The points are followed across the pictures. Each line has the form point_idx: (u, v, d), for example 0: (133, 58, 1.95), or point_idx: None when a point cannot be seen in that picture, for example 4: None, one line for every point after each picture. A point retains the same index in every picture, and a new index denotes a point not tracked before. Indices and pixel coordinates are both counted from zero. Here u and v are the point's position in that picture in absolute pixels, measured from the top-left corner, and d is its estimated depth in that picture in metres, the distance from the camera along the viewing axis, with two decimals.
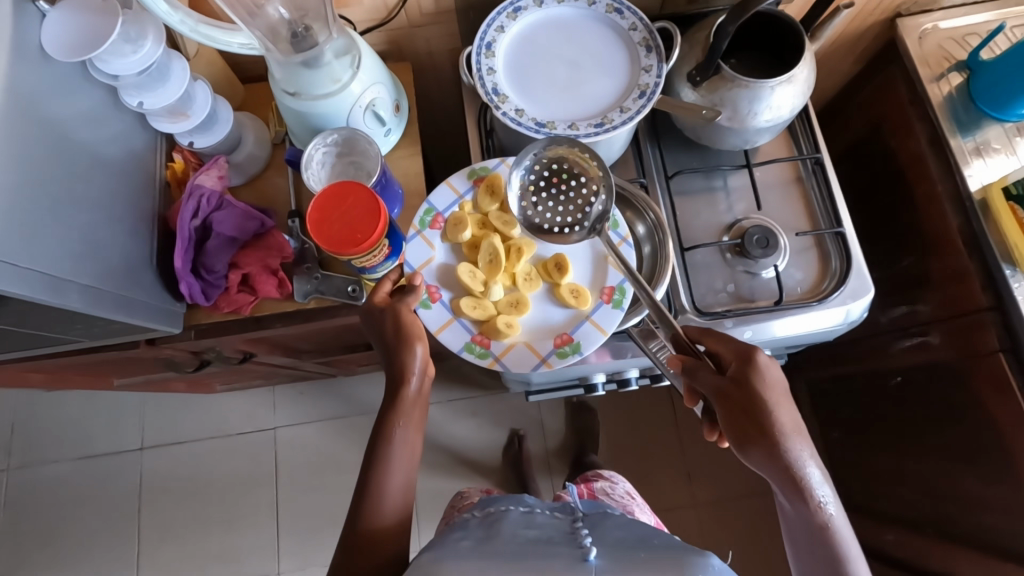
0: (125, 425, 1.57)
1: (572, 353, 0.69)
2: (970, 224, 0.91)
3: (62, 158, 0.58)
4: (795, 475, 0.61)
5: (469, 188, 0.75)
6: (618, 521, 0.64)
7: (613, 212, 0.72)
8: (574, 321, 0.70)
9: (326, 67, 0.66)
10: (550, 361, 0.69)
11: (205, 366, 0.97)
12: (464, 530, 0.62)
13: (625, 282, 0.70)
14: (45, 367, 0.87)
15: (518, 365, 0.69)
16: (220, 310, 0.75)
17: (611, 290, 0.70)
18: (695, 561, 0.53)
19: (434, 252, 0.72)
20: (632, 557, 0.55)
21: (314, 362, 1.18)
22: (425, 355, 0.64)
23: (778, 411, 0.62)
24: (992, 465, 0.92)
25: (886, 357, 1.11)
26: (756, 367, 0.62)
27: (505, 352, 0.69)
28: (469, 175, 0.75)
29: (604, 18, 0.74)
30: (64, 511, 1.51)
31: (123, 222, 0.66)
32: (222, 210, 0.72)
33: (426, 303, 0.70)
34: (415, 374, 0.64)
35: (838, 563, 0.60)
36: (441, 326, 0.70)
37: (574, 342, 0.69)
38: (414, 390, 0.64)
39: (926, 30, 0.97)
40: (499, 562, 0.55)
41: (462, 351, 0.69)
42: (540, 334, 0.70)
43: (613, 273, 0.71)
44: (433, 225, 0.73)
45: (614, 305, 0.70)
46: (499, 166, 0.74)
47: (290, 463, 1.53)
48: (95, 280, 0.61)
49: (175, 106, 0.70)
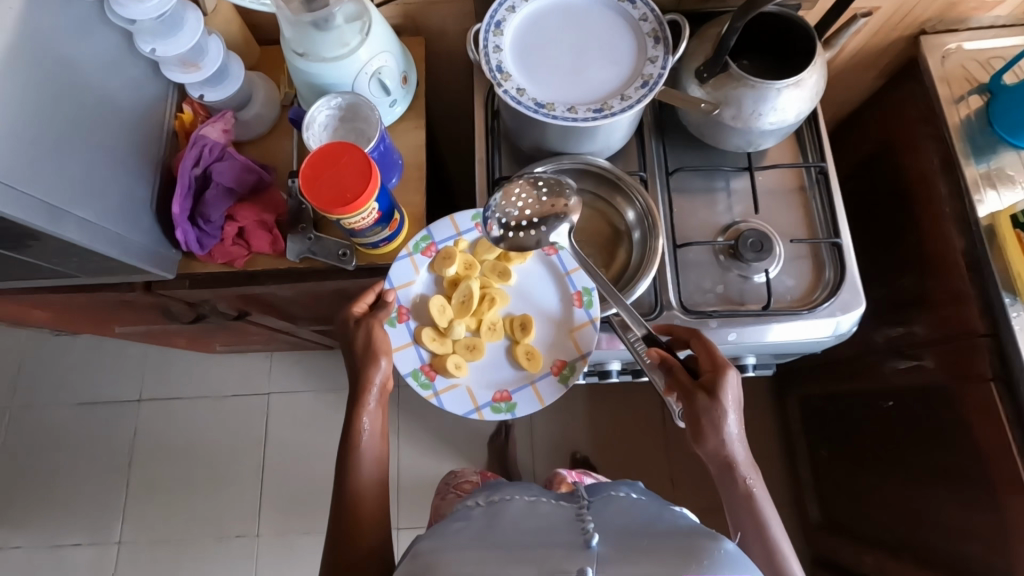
0: (126, 376, 1.61)
1: (502, 411, 0.77)
2: (975, 248, 0.90)
3: (73, 94, 0.60)
4: (732, 463, 0.68)
5: (470, 229, 0.79)
6: (621, 508, 0.61)
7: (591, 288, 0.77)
8: (518, 381, 0.78)
9: (335, 31, 0.69)
10: (483, 411, 0.76)
11: (201, 319, 0.99)
12: (465, 520, 0.59)
13: (577, 361, 0.76)
14: (47, 303, 0.90)
15: (453, 404, 0.76)
16: (214, 260, 0.77)
17: (562, 366, 0.77)
18: (706, 545, 0.51)
19: (416, 278, 0.78)
20: (636, 544, 0.53)
21: (310, 330, 1.20)
22: (388, 369, 0.73)
23: (734, 418, 0.67)
24: (977, 497, 0.90)
25: (880, 380, 1.09)
26: (725, 379, 0.66)
27: (444, 389, 0.76)
28: (472, 218, 0.79)
29: (616, 7, 0.75)
30: (60, 453, 1.56)
31: (128, 164, 0.68)
32: (222, 162, 0.74)
33: (393, 322, 0.77)
34: (373, 388, 0.72)
35: (769, 549, 0.65)
36: (400, 346, 0.77)
37: (511, 401, 0.77)
38: (373, 403, 0.72)
39: (950, 50, 0.96)
40: (499, 553, 0.52)
41: (408, 376, 0.76)
42: (483, 382, 0.78)
43: (570, 348, 0.77)
44: (424, 255, 0.78)
45: (559, 378, 0.77)
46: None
47: (281, 429, 1.56)
48: (93, 215, 0.63)
49: (187, 56, 0.72)
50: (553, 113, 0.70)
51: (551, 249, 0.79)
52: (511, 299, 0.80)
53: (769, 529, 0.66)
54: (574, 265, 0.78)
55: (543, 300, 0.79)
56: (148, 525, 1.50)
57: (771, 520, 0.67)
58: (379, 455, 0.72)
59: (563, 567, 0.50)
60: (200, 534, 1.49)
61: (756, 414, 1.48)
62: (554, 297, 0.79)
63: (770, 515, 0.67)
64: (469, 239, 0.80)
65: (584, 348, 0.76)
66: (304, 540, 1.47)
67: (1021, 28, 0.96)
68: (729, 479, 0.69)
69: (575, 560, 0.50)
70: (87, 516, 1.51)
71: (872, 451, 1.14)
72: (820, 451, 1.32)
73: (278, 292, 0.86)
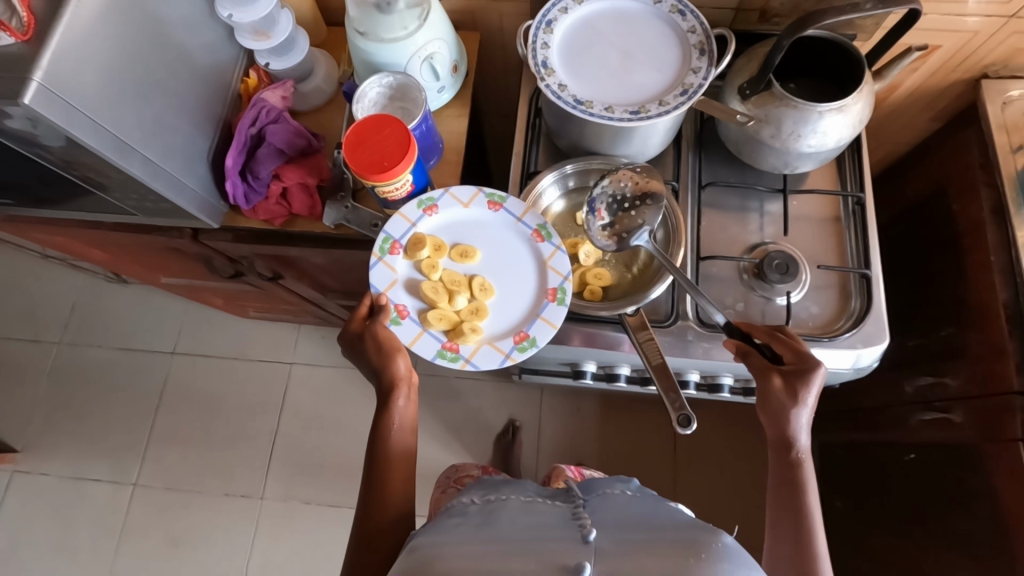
0: (166, 329, 1.70)
1: (529, 348, 0.73)
2: (1018, 301, 0.86)
3: (155, 46, 0.67)
4: (790, 442, 0.71)
5: (421, 217, 0.78)
6: (620, 502, 0.62)
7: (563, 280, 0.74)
8: (528, 319, 0.74)
9: (395, 14, 0.74)
10: (513, 356, 0.72)
11: (239, 277, 1.05)
12: (462, 516, 0.61)
13: (565, 281, 0.74)
14: (106, 241, 0.98)
15: (485, 364, 0.72)
16: (256, 217, 0.83)
17: (554, 290, 0.74)
18: (708, 543, 0.51)
19: (397, 274, 0.76)
20: (635, 541, 0.53)
21: (337, 305, 1.24)
22: (408, 364, 0.75)
23: (806, 407, 0.70)
24: (994, 563, 0.86)
25: (902, 431, 1.04)
26: (805, 374, 0.69)
27: (472, 353, 0.73)
28: (419, 205, 0.78)
29: (666, 17, 0.78)
30: (95, 391, 1.66)
31: (193, 115, 0.74)
32: (276, 124, 0.79)
33: (395, 321, 0.74)
34: (401, 382, 0.74)
35: (800, 512, 0.69)
36: (414, 338, 0.73)
37: (531, 337, 0.73)
38: (403, 399, 0.75)
39: (1012, 97, 0.93)
40: (498, 549, 0.53)
41: (435, 359, 0.72)
42: (501, 333, 0.74)
43: (552, 276, 0.75)
44: (393, 253, 0.76)
45: (556, 303, 0.74)
46: (445, 196, 0.78)
47: (298, 399, 1.61)
48: (156, 156, 0.68)
49: (260, 26, 0.78)
50: (590, 111, 0.73)
51: (494, 204, 0.78)
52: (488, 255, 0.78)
53: (806, 497, 0.70)
54: (522, 210, 0.78)
55: (514, 251, 0.78)
56: (164, 472, 1.57)
57: (812, 504, 0.70)
58: (406, 440, 0.76)
59: (562, 562, 0.51)
60: (209, 488, 1.55)
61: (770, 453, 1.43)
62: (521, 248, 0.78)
63: (811, 491, 0.70)
64: (425, 225, 0.78)
65: (564, 271, 0.75)
66: (305, 510, 1.51)
67: None
68: (782, 453, 0.72)
69: (574, 555, 0.51)
70: (110, 456, 1.59)
71: (888, 505, 1.09)
72: (834, 501, 1.26)
73: (311, 258, 0.91)
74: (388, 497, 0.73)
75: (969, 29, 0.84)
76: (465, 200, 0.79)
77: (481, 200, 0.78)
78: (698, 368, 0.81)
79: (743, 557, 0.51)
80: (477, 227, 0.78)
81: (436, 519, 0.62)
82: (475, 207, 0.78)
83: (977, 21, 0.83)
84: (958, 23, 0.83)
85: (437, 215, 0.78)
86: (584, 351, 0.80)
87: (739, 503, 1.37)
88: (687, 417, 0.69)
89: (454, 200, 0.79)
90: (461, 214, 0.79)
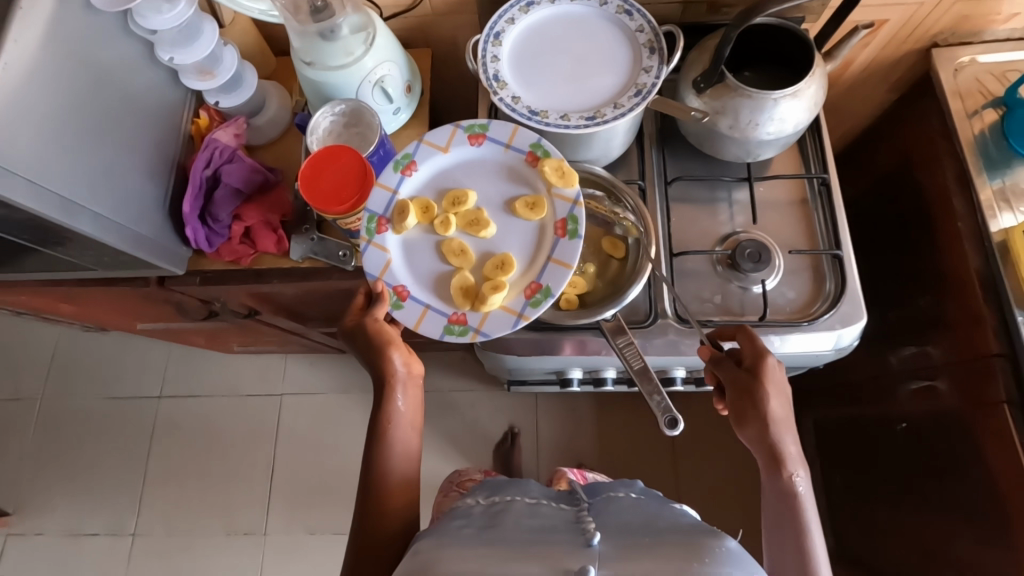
0: (150, 372, 1.67)
1: (545, 298, 0.64)
2: (989, 266, 0.87)
3: (92, 96, 0.65)
4: (777, 454, 0.69)
5: (400, 179, 0.71)
6: (626, 506, 0.62)
7: (573, 212, 0.66)
8: (538, 268, 0.66)
9: (340, 41, 0.73)
10: (527, 314, 0.64)
11: (214, 316, 1.04)
12: (466, 518, 0.60)
13: (575, 209, 0.66)
14: (73, 295, 0.96)
15: (500, 331, 0.65)
16: (221, 258, 0.81)
17: (563, 222, 0.67)
18: (708, 545, 0.51)
19: (388, 254, 0.68)
20: (637, 541, 0.53)
21: (319, 332, 1.23)
22: (404, 355, 0.74)
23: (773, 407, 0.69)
24: (992, 526, 0.86)
25: (893, 401, 1.05)
26: (763, 370, 0.69)
27: (483, 321, 0.65)
28: (394, 167, 0.71)
29: (614, 18, 0.77)
30: (83, 444, 1.62)
31: (144, 164, 0.72)
32: (231, 164, 0.78)
33: (397, 304, 0.67)
34: (399, 381, 0.74)
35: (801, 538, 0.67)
36: (419, 320, 0.66)
37: (545, 287, 0.64)
38: (402, 394, 0.75)
39: (964, 63, 0.94)
40: (501, 548, 0.53)
41: (444, 336, 0.65)
42: (513, 288, 0.66)
43: (559, 205, 0.68)
44: (381, 232, 0.68)
45: (568, 237, 0.66)
46: (420, 148, 0.72)
47: (292, 429, 1.59)
48: (107, 211, 0.66)
49: (204, 65, 0.76)
50: (547, 120, 0.72)
51: (476, 137, 0.72)
52: (490, 201, 0.70)
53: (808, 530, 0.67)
54: (509, 135, 0.71)
55: (507, 185, 0.71)
56: (162, 518, 1.54)
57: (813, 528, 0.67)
58: (407, 465, 0.74)
59: (563, 564, 0.50)
60: (210, 529, 1.52)
61: None
62: (513, 184, 0.71)
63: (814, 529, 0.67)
64: (406, 189, 0.71)
65: (572, 195, 0.67)
66: (309, 541, 1.49)
67: None
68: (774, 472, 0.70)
69: (577, 557, 0.51)
70: (105, 508, 1.56)
71: (885, 476, 1.10)
72: (834, 475, 1.27)
73: (285, 292, 0.89)
74: (387, 518, 0.71)
75: (914, 1, 0.85)
76: (444, 144, 0.72)
77: (460, 136, 0.72)
78: (682, 365, 0.82)
79: (746, 561, 0.51)
80: (461, 175, 0.71)
81: (439, 522, 0.62)
82: (456, 147, 0.72)
83: None
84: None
85: (417, 172, 0.71)
86: (569, 357, 0.81)
87: (741, 487, 1.38)
88: (673, 419, 0.70)
89: (432, 147, 0.72)
90: (444, 160, 0.72)
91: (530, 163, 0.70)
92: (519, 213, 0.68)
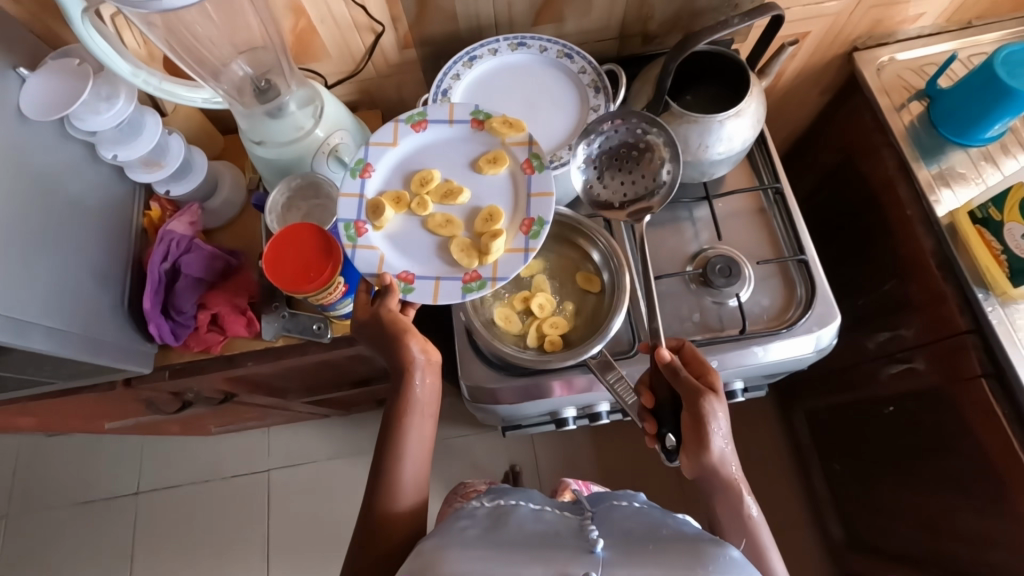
0: (124, 469, 1.58)
1: (542, 228, 0.65)
2: (943, 247, 0.91)
3: (34, 206, 0.62)
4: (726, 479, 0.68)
5: (361, 181, 0.70)
6: (628, 516, 0.61)
7: (537, 155, 0.68)
8: (524, 206, 0.67)
9: (289, 117, 0.72)
10: (533, 247, 0.65)
11: (188, 406, 0.99)
12: (470, 518, 0.58)
13: (534, 148, 0.69)
14: (32, 408, 0.90)
15: (515, 270, 0.64)
16: (190, 349, 0.78)
17: (529, 161, 0.68)
18: (711, 552, 0.50)
19: (379, 248, 0.68)
20: (641, 547, 0.52)
21: (301, 402, 1.18)
22: (422, 340, 0.68)
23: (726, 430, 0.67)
24: (991, 498, 0.88)
25: (877, 385, 1.08)
26: (717, 386, 0.69)
27: (495, 269, 0.65)
28: (352, 173, 0.70)
29: (556, 62, 0.81)
30: (57, 558, 1.51)
31: (98, 266, 0.69)
32: (190, 253, 0.75)
33: (407, 289, 0.66)
34: (417, 368, 0.68)
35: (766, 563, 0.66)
36: (436, 293, 0.65)
37: (538, 219, 0.66)
38: (420, 381, 0.68)
39: (884, 62, 1.00)
40: (508, 552, 0.51)
41: (466, 297, 0.65)
42: (509, 231, 0.66)
43: (518, 150, 0.69)
44: (362, 234, 0.67)
45: (537, 172, 0.68)
46: (371, 149, 0.71)
47: (284, 505, 1.52)
48: (63, 323, 0.63)
49: (150, 157, 0.74)
50: None
51: (420, 123, 0.72)
52: (455, 172, 0.71)
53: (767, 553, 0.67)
54: (448, 112, 0.72)
55: (465, 151, 0.72)
56: None
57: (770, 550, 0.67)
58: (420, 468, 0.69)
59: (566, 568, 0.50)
60: None
61: (763, 430, 1.47)
62: (469, 148, 0.72)
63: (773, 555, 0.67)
64: (371, 188, 0.70)
65: (526, 139, 0.70)
66: None
67: (949, 33, 1.00)
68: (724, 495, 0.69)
69: (579, 563, 0.50)
70: None
71: (882, 460, 1.12)
72: (833, 465, 1.28)
73: (262, 372, 0.86)
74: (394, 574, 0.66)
75: (829, 12, 0.91)
76: (392, 136, 0.72)
77: (404, 128, 0.72)
78: None
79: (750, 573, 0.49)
80: (419, 160, 0.72)
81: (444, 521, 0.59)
82: (404, 138, 0.72)
83: (834, 4, 0.89)
84: (820, 9, 0.90)
85: (377, 170, 0.71)
86: (560, 398, 0.80)
87: None
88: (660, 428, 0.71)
89: (383, 142, 0.72)
90: (399, 152, 0.72)
91: (475, 129, 0.72)
92: (484, 171, 0.69)
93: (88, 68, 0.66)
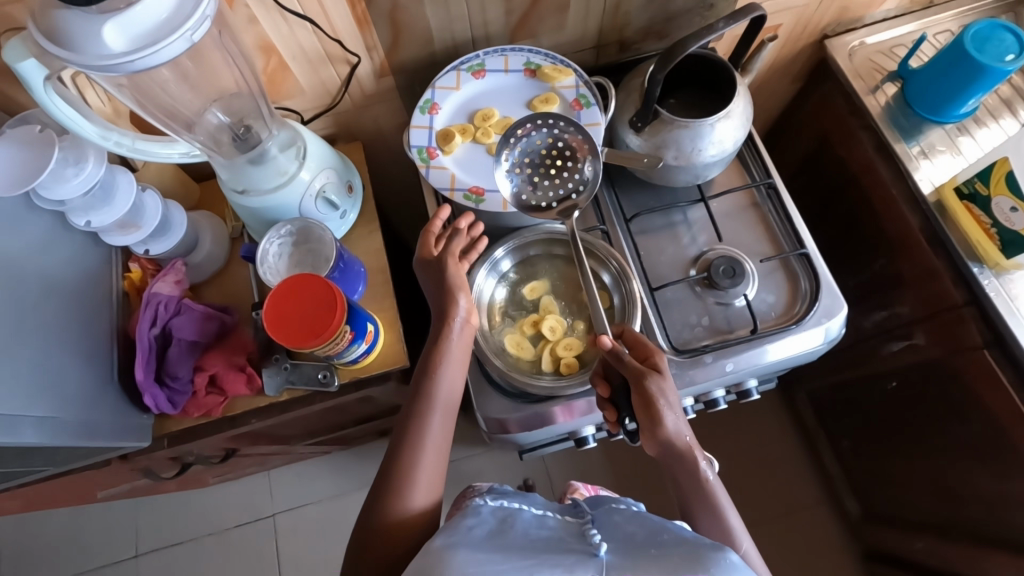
0: (120, 532, 1.50)
1: None
2: (930, 223, 0.92)
3: (9, 290, 0.58)
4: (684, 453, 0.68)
5: (430, 118, 0.81)
6: (629, 519, 0.59)
7: (582, 94, 0.80)
8: None
9: (271, 161, 0.69)
10: None
11: (188, 468, 0.94)
12: (476, 516, 0.57)
13: (581, 90, 0.80)
14: (20, 494, 0.84)
15: None
16: (189, 416, 0.74)
17: (578, 101, 0.80)
18: (712, 557, 0.47)
19: (449, 168, 0.80)
20: (644, 553, 0.51)
21: (304, 446, 1.14)
22: (468, 304, 0.70)
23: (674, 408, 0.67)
24: (1005, 463, 0.89)
25: (878, 362, 1.09)
26: (662, 367, 0.68)
27: None
28: (422, 110, 0.81)
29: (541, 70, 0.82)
30: None
31: (83, 342, 0.65)
32: (181, 315, 0.72)
33: (478, 200, 0.78)
34: (456, 322, 0.69)
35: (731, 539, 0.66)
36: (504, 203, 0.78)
37: None
38: (458, 331, 0.69)
39: (854, 47, 1.01)
40: (513, 555, 0.50)
41: None
42: None
43: (566, 93, 0.81)
44: (433, 157, 0.80)
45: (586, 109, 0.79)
46: (436, 93, 0.81)
47: (293, 550, 1.46)
48: (55, 410, 0.59)
49: (125, 218, 0.70)
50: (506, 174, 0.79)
51: (477, 73, 0.82)
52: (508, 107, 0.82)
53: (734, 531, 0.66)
54: (503, 63, 0.82)
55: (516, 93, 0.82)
56: None
57: (736, 526, 0.67)
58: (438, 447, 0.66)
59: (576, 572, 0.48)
60: None
61: (767, 415, 1.48)
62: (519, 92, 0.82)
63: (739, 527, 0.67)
64: (439, 123, 0.81)
65: (573, 82, 0.81)
66: None
67: (912, 14, 1.02)
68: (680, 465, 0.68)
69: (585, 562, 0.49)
70: None
71: (890, 435, 1.13)
72: (841, 443, 1.30)
73: (266, 426, 0.82)
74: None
75: (797, 5, 0.92)
76: (454, 83, 0.81)
77: (465, 77, 0.81)
78: (690, 393, 0.82)
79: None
80: (482, 99, 0.82)
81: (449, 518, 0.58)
82: (465, 85, 0.81)
83: None
84: (788, 3, 0.91)
85: (441, 111, 0.81)
86: (563, 424, 0.77)
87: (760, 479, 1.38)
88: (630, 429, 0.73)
89: (446, 89, 0.81)
90: (458, 97, 0.82)
91: (527, 77, 0.82)
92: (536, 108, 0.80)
93: (51, 135, 0.62)
